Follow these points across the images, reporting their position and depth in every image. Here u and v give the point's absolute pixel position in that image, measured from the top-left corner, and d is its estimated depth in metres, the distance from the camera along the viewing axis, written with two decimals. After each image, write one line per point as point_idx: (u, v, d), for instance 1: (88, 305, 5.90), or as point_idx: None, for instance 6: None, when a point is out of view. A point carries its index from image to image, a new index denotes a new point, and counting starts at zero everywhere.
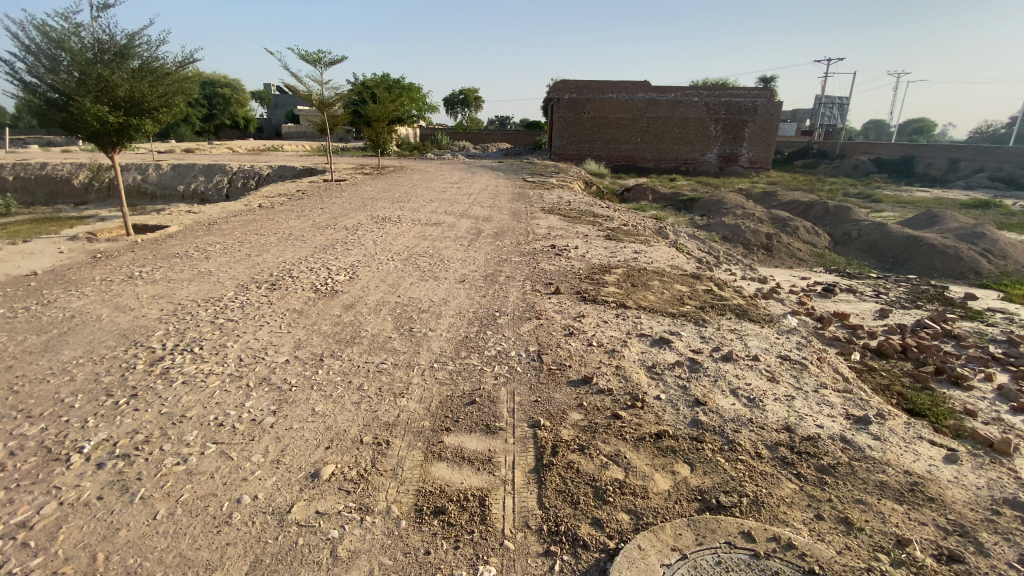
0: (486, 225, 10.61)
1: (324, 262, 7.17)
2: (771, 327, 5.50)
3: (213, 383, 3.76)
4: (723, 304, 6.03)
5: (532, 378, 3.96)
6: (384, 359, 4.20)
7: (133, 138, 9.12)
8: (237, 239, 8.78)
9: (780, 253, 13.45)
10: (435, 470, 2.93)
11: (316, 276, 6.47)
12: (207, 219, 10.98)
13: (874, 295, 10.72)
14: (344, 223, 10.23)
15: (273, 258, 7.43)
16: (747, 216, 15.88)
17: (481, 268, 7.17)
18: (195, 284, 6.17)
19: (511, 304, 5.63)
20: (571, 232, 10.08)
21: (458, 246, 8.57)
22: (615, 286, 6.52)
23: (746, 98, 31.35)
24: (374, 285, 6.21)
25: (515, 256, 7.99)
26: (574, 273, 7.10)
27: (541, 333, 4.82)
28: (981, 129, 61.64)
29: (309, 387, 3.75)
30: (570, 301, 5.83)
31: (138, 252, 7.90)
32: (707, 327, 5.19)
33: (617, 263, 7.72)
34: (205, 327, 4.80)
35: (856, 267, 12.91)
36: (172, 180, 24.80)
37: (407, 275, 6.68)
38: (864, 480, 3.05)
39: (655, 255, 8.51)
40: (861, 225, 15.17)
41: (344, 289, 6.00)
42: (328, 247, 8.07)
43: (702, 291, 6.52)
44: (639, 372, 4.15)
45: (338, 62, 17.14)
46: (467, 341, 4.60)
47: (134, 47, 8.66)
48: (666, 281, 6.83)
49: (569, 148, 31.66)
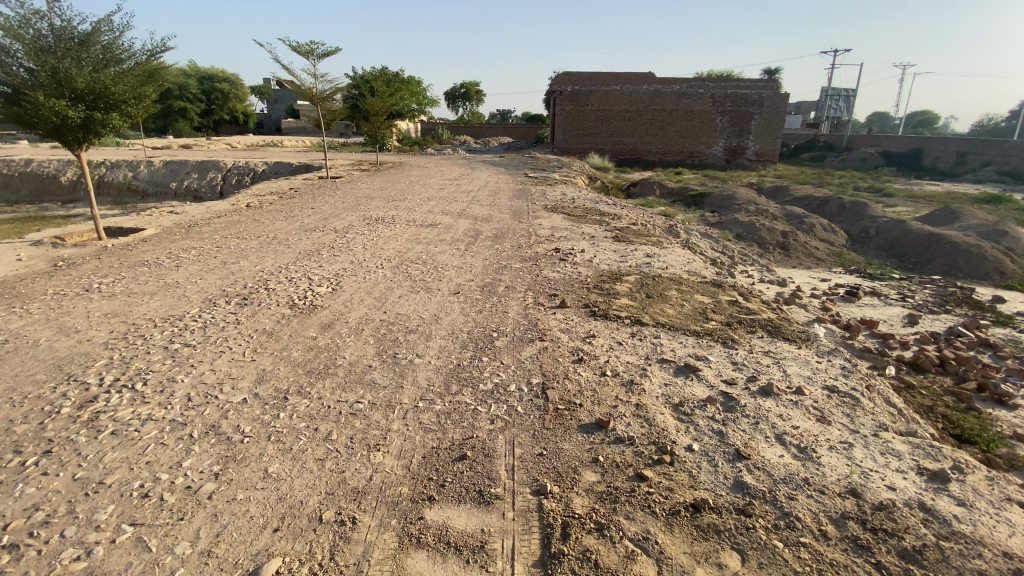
0: (486, 227, 9.89)
1: (306, 271, 6.50)
2: (809, 347, 4.79)
3: (148, 434, 3.15)
4: (751, 319, 5.33)
5: (536, 423, 3.28)
6: (360, 398, 3.51)
7: (100, 134, 8.49)
8: (215, 244, 8.13)
9: (797, 252, 12.70)
10: (410, 564, 2.26)
11: (294, 288, 5.80)
12: (188, 220, 10.37)
13: (899, 298, 9.98)
14: (333, 225, 9.55)
15: (250, 266, 6.77)
16: (760, 214, 15.10)
17: (477, 276, 6.52)
18: (157, 298, 5.54)
19: (513, 322, 4.95)
20: (576, 233, 9.37)
21: (454, 250, 7.88)
22: (629, 297, 5.84)
23: (753, 90, 30.38)
24: (358, 298, 5.54)
25: (516, 261, 7.32)
26: (581, 281, 6.42)
27: (546, 360, 4.14)
28: (986, 122, 60.58)
29: (265, 438, 3.09)
30: (578, 317, 5.15)
31: (103, 259, 7.27)
32: (738, 351, 4.49)
33: (628, 269, 7.03)
34: (155, 354, 4.17)
35: (878, 267, 12.14)
36: (164, 177, 24.17)
37: (396, 285, 6.00)
38: (961, 570, 2.36)
39: (669, 259, 7.79)
40: (880, 222, 14.40)
41: (324, 304, 5.32)
42: (313, 253, 7.39)
43: (726, 303, 5.81)
44: (665, 413, 3.47)
45: (331, 53, 16.47)
46: (459, 370, 3.92)
47: (98, 36, 8.04)
48: (684, 292, 6.13)
49: (572, 142, 30.90)
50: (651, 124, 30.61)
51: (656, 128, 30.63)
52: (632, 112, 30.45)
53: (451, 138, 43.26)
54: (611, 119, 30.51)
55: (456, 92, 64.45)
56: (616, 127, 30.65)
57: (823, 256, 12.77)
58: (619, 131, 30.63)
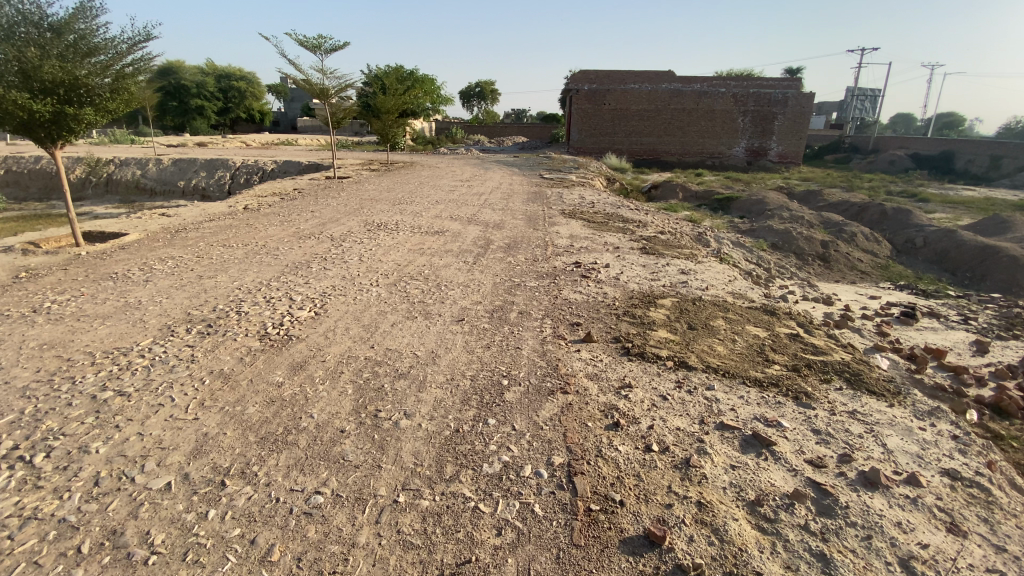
0: (497, 235, 8.95)
1: (288, 288, 5.64)
2: (904, 405, 3.79)
3: (23, 544, 2.26)
4: (823, 362, 4.32)
5: (560, 537, 2.34)
6: (322, 487, 2.61)
7: (74, 130, 7.77)
8: (198, 252, 7.34)
9: (840, 265, 11.53)
10: None
11: (270, 312, 4.93)
12: (178, 223, 9.61)
13: (963, 320, 8.83)
14: (330, 231, 8.72)
15: (225, 282, 5.92)
16: (795, 221, 13.93)
17: (487, 297, 5.59)
18: (109, 323, 4.71)
19: (526, 364, 3.99)
20: (598, 244, 8.37)
21: (460, 264, 6.95)
22: (667, 328, 4.86)
23: (777, 89, 29.01)
24: (342, 326, 4.64)
25: (531, 278, 6.37)
26: (607, 305, 5.45)
27: (571, 424, 3.18)
28: (1017, 124, 58.19)
29: (179, 559, 2.19)
30: (607, 356, 4.17)
31: (69, 271, 6.50)
32: (817, 413, 3.50)
33: (662, 289, 6.05)
34: (77, 408, 3.30)
35: (929, 283, 10.96)
36: (172, 176, 23.73)
37: (391, 309, 5.08)
38: None
39: (707, 276, 6.77)
40: (927, 232, 13.16)
41: (300, 335, 4.42)
42: (301, 266, 6.54)
43: (786, 339, 4.79)
44: (739, 519, 2.51)
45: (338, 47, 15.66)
46: (458, 440, 2.98)
47: (71, 23, 7.29)
48: (732, 322, 5.13)
49: (588, 141, 29.84)
50: (671, 124, 29.42)
51: (676, 128, 29.43)
52: (651, 112, 29.28)
53: (465, 137, 42.57)
54: (629, 118, 29.37)
55: (471, 91, 63.56)
56: (634, 127, 29.49)
57: (868, 269, 11.59)
58: (638, 131, 29.45)
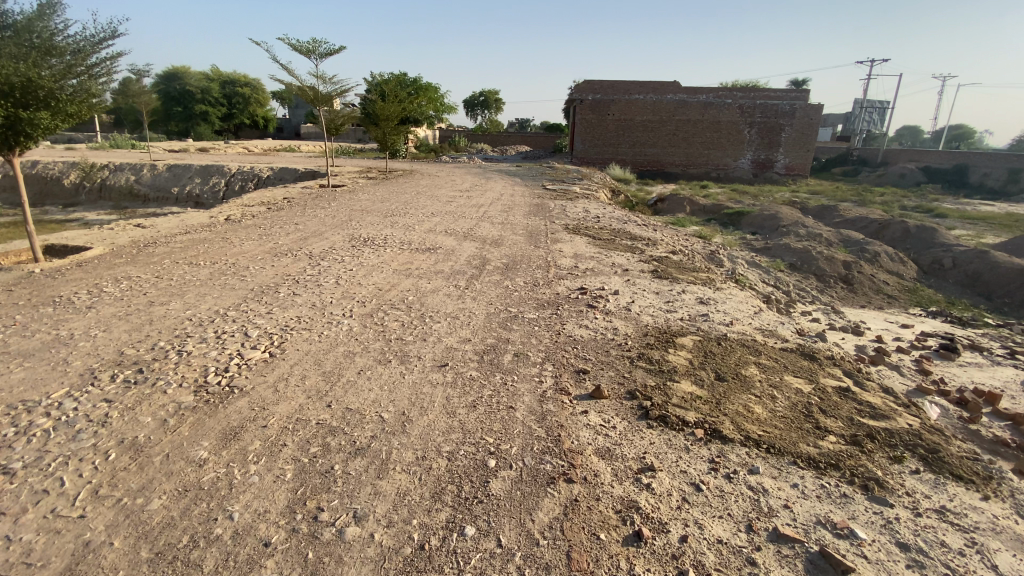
0: (494, 254, 8.15)
1: (245, 320, 4.85)
2: (1000, 502, 2.99)
3: None
4: (886, 436, 3.51)
5: None
6: None
7: (32, 136, 7.07)
8: (160, 271, 6.58)
9: (864, 288, 10.74)
10: None
11: (217, 352, 4.14)
12: (151, 236, 8.87)
13: (1008, 354, 8.00)
14: (311, 247, 7.98)
15: (176, 310, 5.13)
16: (813, 239, 13.13)
17: (476, 332, 4.79)
18: (23, 365, 3.94)
19: (521, 433, 3.16)
20: (605, 266, 7.57)
21: (451, 288, 6.16)
22: (690, 378, 4.05)
23: (784, 100, 28.36)
24: (298, 373, 3.85)
25: (530, 307, 5.58)
26: (618, 345, 4.64)
27: (576, 536, 2.37)
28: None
29: None
30: (622, 421, 3.37)
31: (11, 292, 5.75)
32: (897, 517, 2.69)
33: (681, 324, 5.24)
34: None
35: (963, 310, 10.14)
36: (167, 182, 23.18)
37: (361, 350, 4.29)
38: None
39: (730, 307, 5.97)
40: (955, 252, 12.34)
41: (246, 388, 3.63)
42: (269, 290, 5.77)
43: (835, 396, 4.00)
44: None
45: (333, 51, 15.06)
46: (422, 566, 2.18)
47: (30, 21, 6.72)
48: (767, 370, 4.33)
49: (592, 151, 29.20)
50: (676, 135, 28.75)
51: (681, 139, 28.77)
52: (656, 122, 28.63)
53: (467, 145, 41.98)
54: (634, 128, 28.71)
55: (475, 100, 63.16)
56: (639, 138, 28.82)
57: (895, 292, 10.79)
58: (643, 141, 28.80)
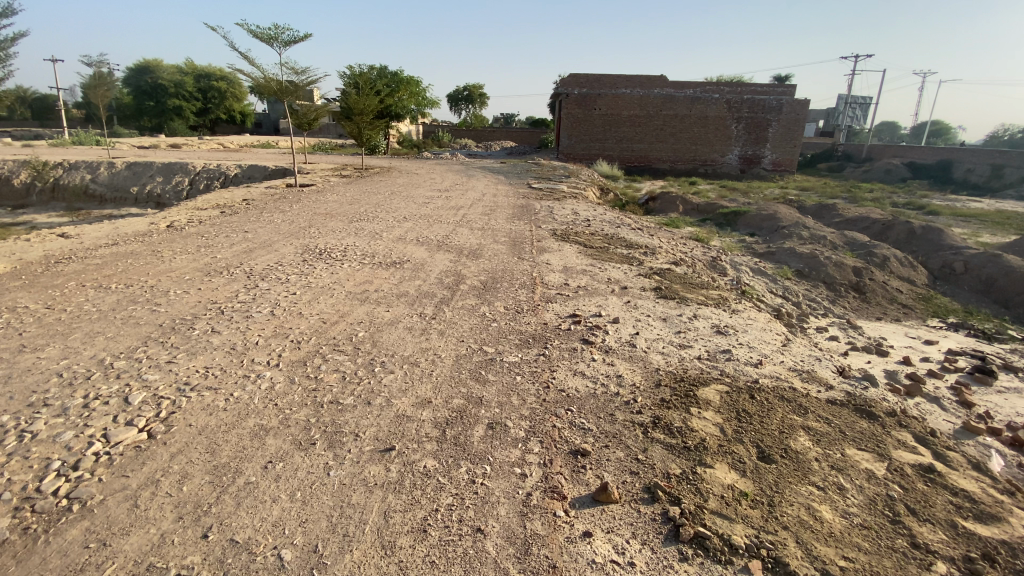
0: (471, 267, 7.02)
1: (133, 377, 3.64)
2: None
3: None
4: (1009, 560, 2.49)
5: None
6: None
7: None
8: (53, 300, 5.28)
9: (878, 297, 9.84)
10: None
11: (71, 436, 2.96)
12: (69, 250, 7.52)
13: None
14: (254, 263, 6.76)
15: (48, 360, 3.91)
16: (816, 242, 12.23)
17: (439, 388, 3.65)
18: None
19: None
20: (599, 282, 6.52)
21: (414, 319, 5.03)
22: (728, 461, 2.97)
23: (772, 95, 27.61)
24: (179, 471, 2.69)
25: (512, 346, 4.45)
26: (625, 405, 3.53)
27: None
28: (997, 134, 58.05)
29: None
30: (645, 553, 2.28)
31: None
32: None
33: (701, 368, 4.16)
34: None
35: (983, 320, 9.30)
36: (125, 181, 21.50)
37: (279, 425, 3.11)
38: None
39: (752, 339, 4.93)
40: (966, 254, 11.52)
41: (89, 505, 2.46)
42: (181, 327, 4.56)
43: (919, 482, 2.98)
44: None
45: (297, 38, 13.63)
46: None
47: None
48: (822, 440, 3.29)
49: (578, 147, 28.12)
50: (664, 131, 27.82)
51: (669, 134, 27.81)
52: (643, 117, 27.65)
53: (450, 141, 40.58)
54: (621, 123, 27.67)
55: (460, 94, 61.59)
56: (626, 133, 27.84)
57: (909, 301, 9.91)
58: (630, 137, 27.82)
